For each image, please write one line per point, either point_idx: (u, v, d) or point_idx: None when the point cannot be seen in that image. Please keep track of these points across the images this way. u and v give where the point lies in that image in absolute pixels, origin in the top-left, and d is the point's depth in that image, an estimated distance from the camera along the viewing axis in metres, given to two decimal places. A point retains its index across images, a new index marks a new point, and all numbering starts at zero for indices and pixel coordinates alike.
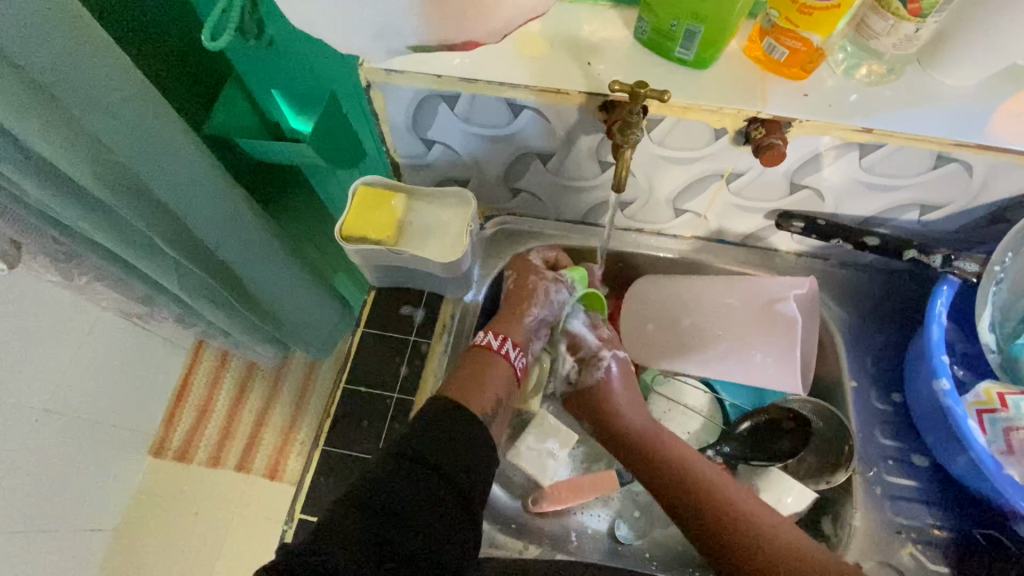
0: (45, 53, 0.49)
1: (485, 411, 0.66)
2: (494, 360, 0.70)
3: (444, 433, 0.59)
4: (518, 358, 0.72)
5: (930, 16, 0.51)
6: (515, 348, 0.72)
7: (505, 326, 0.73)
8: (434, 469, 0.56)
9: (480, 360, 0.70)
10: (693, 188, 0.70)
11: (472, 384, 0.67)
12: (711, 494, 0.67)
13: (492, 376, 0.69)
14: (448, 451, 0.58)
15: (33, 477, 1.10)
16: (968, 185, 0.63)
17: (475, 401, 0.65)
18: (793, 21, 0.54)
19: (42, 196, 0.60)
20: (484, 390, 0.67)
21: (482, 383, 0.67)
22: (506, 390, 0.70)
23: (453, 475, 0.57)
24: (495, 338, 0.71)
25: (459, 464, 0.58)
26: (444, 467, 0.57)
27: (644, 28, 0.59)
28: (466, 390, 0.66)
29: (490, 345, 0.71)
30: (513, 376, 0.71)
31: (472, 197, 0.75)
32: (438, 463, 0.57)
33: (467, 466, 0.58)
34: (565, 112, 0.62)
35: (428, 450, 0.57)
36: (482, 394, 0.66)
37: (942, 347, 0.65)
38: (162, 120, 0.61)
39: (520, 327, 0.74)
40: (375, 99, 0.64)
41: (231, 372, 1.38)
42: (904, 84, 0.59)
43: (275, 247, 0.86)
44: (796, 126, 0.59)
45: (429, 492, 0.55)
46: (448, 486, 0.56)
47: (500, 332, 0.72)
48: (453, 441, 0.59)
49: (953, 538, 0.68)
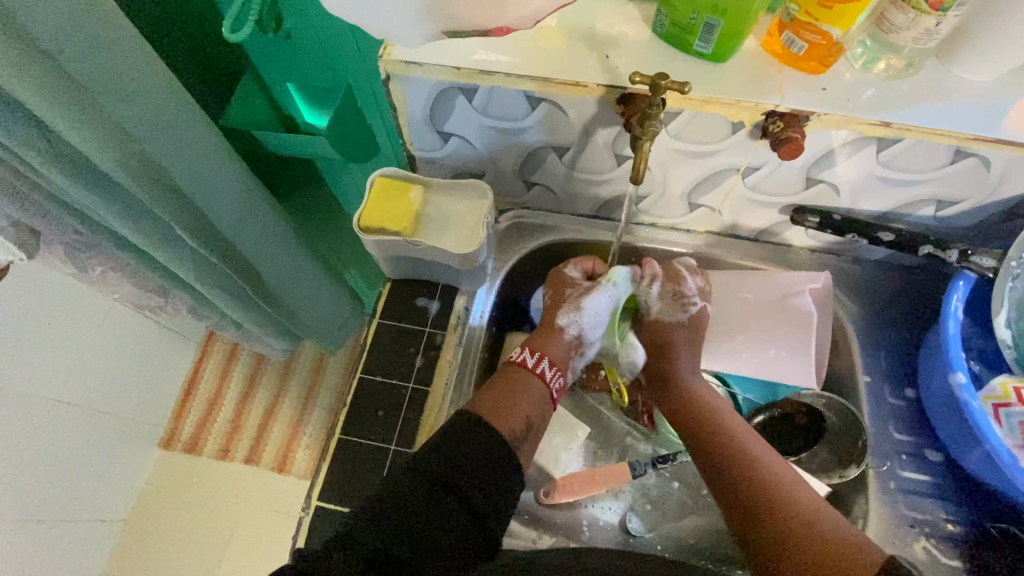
0: (75, 43, 0.50)
1: (514, 434, 0.61)
2: (530, 379, 0.67)
3: (468, 443, 0.57)
4: (556, 377, 0.68)
5: (951, 10, 0.51)
6: (552, 368, 0.68)
7: (541, 343, 0.70)
8: (450, 487, 0.54)
9: (514, 379, 0.66)
10: (708, 182, 0.71)
11: (503, 403, 0.63)
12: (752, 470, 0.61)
13: (526, 400, 0.64)
14: (470, 465, 0.56)
15: (46, 467, 1.11)
16: (986, 180, 0.63)
17: (506, 421, 0.61)
18: (812, 14, 0.54)
19: (68, 185, 0.62)
20: (515, 410, 0.62)
21: (514, 403, 0.63)
22: (541, 413, 0.65)
23: (469, 492, 0.55)
24: (530, 356, 0.68)
25: (478, 481, 0.55)
26: (459, 482, 0.55)
27: (663, 22, 0.59)
28: (496, 408, 0.62)
29: (525, 363, 0.67)
30: (548, 398, 0.67)
31: (488, 189, 0.76)
32: (453, 479, 0.55)
33: (485, 482, 0.56)
34: (583, 105, 0.62)
35: (445, 464, 0.55)
36: (511, 415, 0.62)
37: (958, 341, 0.65)
38: (182, 107, 0.62)
39: (559, 344, 0.70)
40: (394, 91, 0.65)
41: (241, 365, 1.39)
42: (922, 79, 0.59)
43: (289, 239, 0.86)
44: (813, 120, 0.59)
45: (444, 510, 0.53)
46: (463, 504, 0.54)
47: (540, 351, 0.69)
48: (480, 453, 0.57)
49: (965, 532, 0.68)
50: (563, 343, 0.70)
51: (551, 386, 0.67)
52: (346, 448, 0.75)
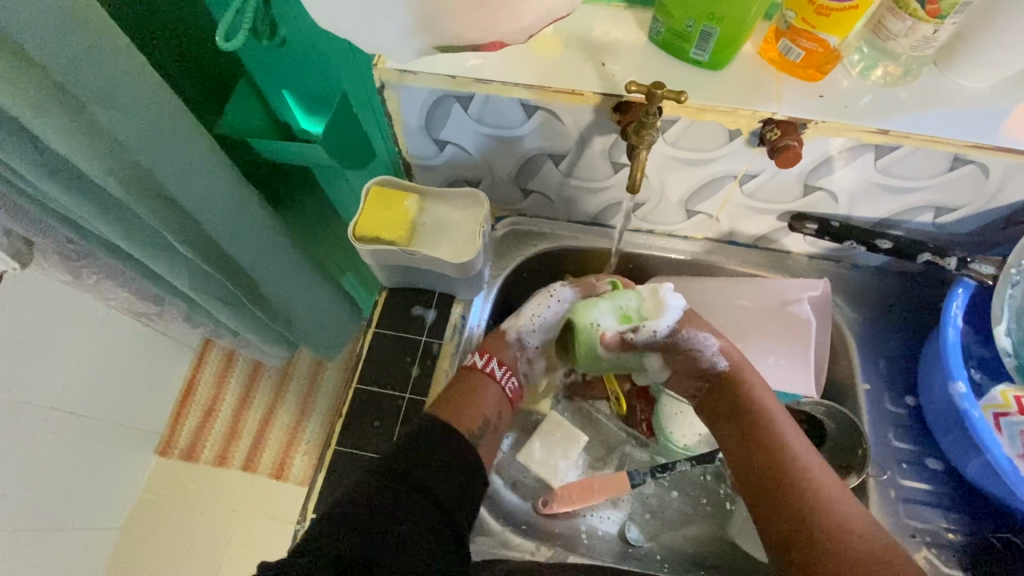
0: (67, 53, 0.50)
1: (473, 430, 0.64)
2: (479, 378, 0.68)
3: (428, 442, 0.61)
4: (507, 377, 0.70)
5: (949, 18, 0.51)
6: (502, 367, 0.69)
7: (493, 345, 0.71)
8: (412, 479, 0.57)
9: (465, 378, 0.68)
10: (705, 190, 0.70)
11: (452, 401, 0.66)
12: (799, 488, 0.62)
13: (484, 399, 0.67)
14: (434, 462, 0.59)
15: (40, 476, 1.10)
16: (984, 187, 0.62)
17: (462, 419, 0.64)
18: (809, 22, 0.54)
19: (59, 195, 0.61)
20: (471, 412, 0.65)
21: (468, 404, 0.66)
22: (495, 411, 0.67)
23: (432, 486, 0.58)
24: (481, 358, 0.69)
25: (440, 476, 0.59)
26: (420, 475, 0.58)
27: (659, 29, 0.59)
28: (449, 407, 0.65)
29: (473, 364, 0.69)
30: (504, 396, 0.69)
31: (485, 197, 0.76)
32: (417, 475, 0.58)
33: (448, 480, 0.59)
34: (579, 113, 0.62)
35: (408, 462, 0.59)
36: (464, 413, 0.65)
37: (958, 349, 0.65)
38: (177, 117, 0.62)
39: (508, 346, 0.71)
40: (390, 99, 0.65)
41: (238, 371, 1.38)
42: (920, 85, 0.59)
43: (285, 246, 0.86)
44: (811, 128, 0.58)
45: (411, 505, 0.55)
46: (427, 494, 0.57)
47: (489, 352, 0.70)
48: (444, 454, 0.60)
49: (967, 542, 0.67)
50: (514, 347, 0.71)
51: (503, 385, 0.69)
52: (343, 459, 0.75)
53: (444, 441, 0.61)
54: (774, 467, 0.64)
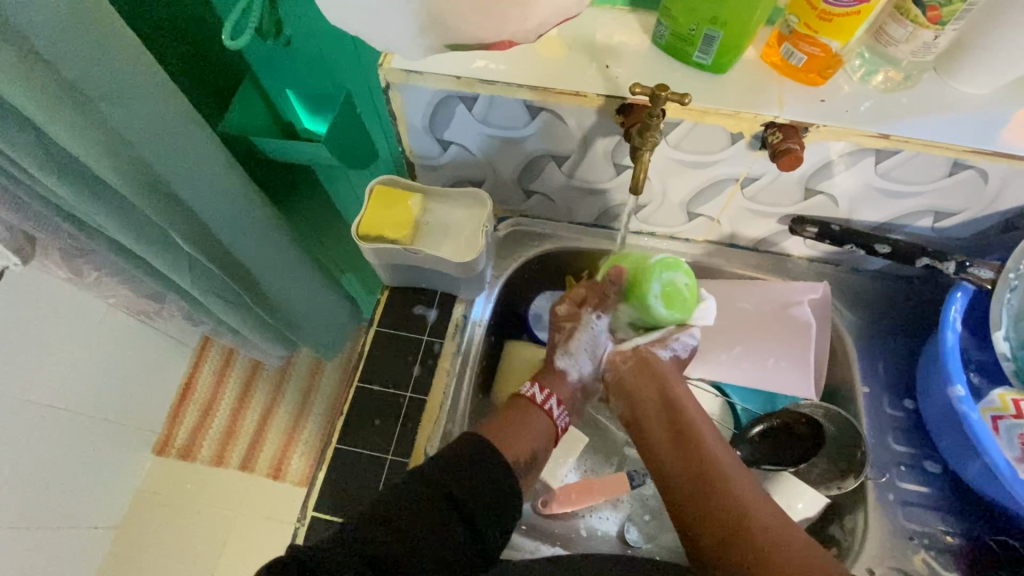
0: (72, 46, 0.50)
1: (517, 462, 0.63)
2: (537, 414, 0.68)
3: (476, 466, 0.57)
4: (562, 416, 0.69)
5: (949, 24, 0.51)
6: (560, 407, 0.69)
7: (550, 380, 0.71)
8: (451, 499, 0.55)
9: (522, 414, 0.67)
10: (707, 192, 0.71)
11: (512, 436, 0.64)
12: (721, 510, 0.61)
13: (532, 432, 0.66)
14: (477, 487, 0.56)
15: (38, 473, 1.09)
16: (983, 193, 0.63)
17: (514, 451, 0.63)
18: (812, 27, 0.54)
19: (65, 194, 0.61)
20: (520, 443, 0.64)
21: (520, 437, 0.65)
22: (546, 447, 0.66)
23: (471, 514, 0.55)
24: (540, 392, 0.69)
25: (481, 501, 0.55)
26: (460, 496, 0.55)
27: (663, 33, 0.60)
28: (505, 438, 0.64)
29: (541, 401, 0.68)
30: (552, 434, 0.67)
31: (487, 197, 0.76)
32: (458, 498, 0.55)
33: (490, 507, 0.56)
34: (584, 114, 0.62)
35: (452, 487, 0.55)
36: (517, 446, 0.64)
37: (955, 352, 0.66)
38: (185, 115, 0.63)
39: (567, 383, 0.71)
40: (394, 99, 0.65)
41: (236, 371, 1.38)
42: (920, 91, 0.60)
43: (286, 244, 0.86)
44: (812, 131, 0.59)
45: (446, 527, 0.53)
46: (464, 517, 0.54)
47: (549, 387, 0.70)
48: (488, 481, 0.56)
49: (965, 545, 0.68)
50: (570, 386, 0.71)
51: (556, 424, 0.68)
52: (343, 457, 0.75)
53: (489, 460, 0.57)
54: (702, 472, 0.64)
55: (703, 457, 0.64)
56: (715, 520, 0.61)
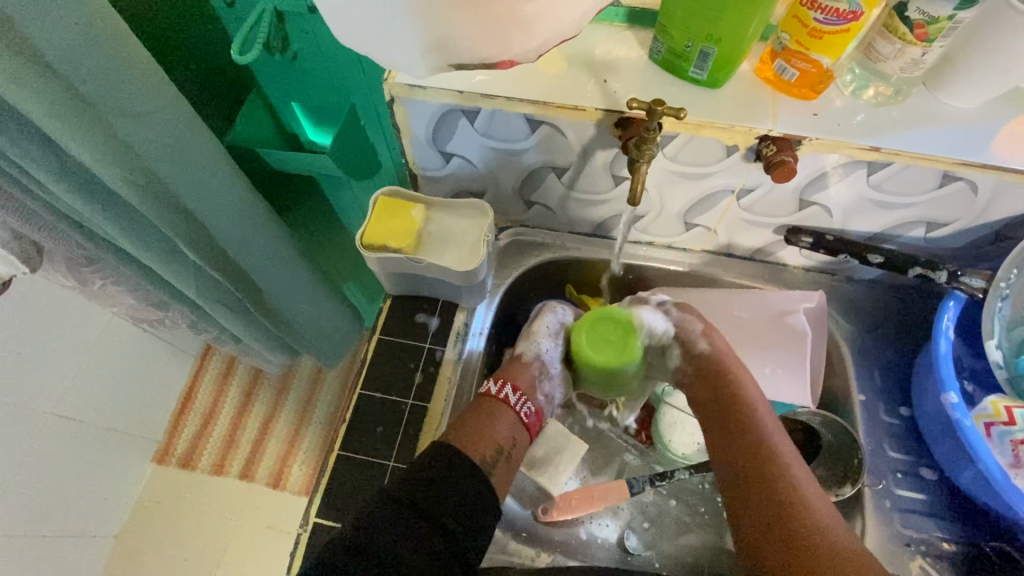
0: (86, 63, 0.51)
1: (483, 459, 0.62)
2: (495, 407, 0.67)
3: (446, 473, 0.60)
4: (523, 403, 0.69)
5: (936, 41, 0.53)
6: (517, 392, 0.69)
7: (508, 371, 0.71)
8: (419, 508, 0.57)
9: (482, 409, 0.67)
10: (704, 203, 0.72)
11: (473, 431, 0.64)
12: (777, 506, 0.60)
13: (497, 427, 0.66)
14: (447, 496, 0.58)
15: (38, 482, 1.10)
16: (974, 203, 0.64)
17: (476, 447, 0.63)
18: (803, 44, 0.56)
19: (77, 204, 0.63)
20: (483, 436, 0.64)
21: (483, 434, 0.64)
22: (512, 438, 0.66)
23: (441, 519, 0.57)
24: (495, 384, 0.69)
25: (450, 505, 0.58)
26: (427, 505, 0.57)
27: (659, 49, 0.62)
28: (467, 434, 0.64)
29: (497, 398, 0.68)
30: (519, 423, 0.68)
31: (489, 207, 0.77)
32: (428, 507, 0.57)
33: (461, 511, 0.58)
34: (582, 127, 0.64)
35: (422, 496, 0.58)
36: (483, 440, 0.63)
37: (949, 360, 0.67)
38: (192, 127, 0.64)
39: (526, 373, 0.71)
40: (398, 113, 0.67)
41: (237, 379, 1.39)
42: (910, 105, 0.61)
43: (289, 254, 0.87)
44: (805, 145, 0.61)
45: (416, 534, 0.55)
46: (434, 526, 0.56)
47: (504, 377, 0.70)
48: (457, 488, 0.59)
49: (962, 551, 0.68)
50: (530, 370, 0.71)
51: (518, 412, 0.68)
52: (345, 464, 0.76)
53: (454, 466, 0.60)
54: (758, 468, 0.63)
55: (764, 455, 0.63)
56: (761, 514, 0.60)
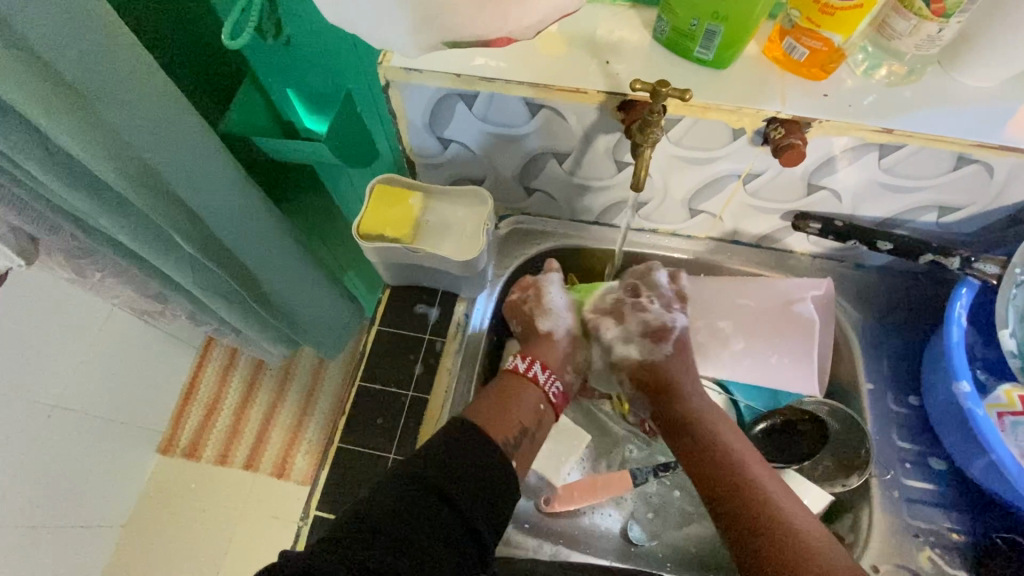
0: (71, 48, 0.49)
1: (507, 440, 0.62)
2: (523, 386, 0.67)
3: (464, 448, 0.59)
4: (551, 382, 0.69)
5: (954, 17, 0.51)
6: (545, 370, 0.69)
7: (536, 349, 0.71)
8: (442, 493, 0.55)
9: (509, 386, 0.67)
10: (710, 189, 0.70)
11: (500, 411, 0.64)
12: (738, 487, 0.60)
13: (521, 406, 0.65)
14: (467, 475, 0.57)
15: (42, 473, 1.10)
16: (989, 187, 0.62)
17: (502, 427, 0.62)
18: (814, 21, 0.54)
19: (67, 194, 0.61)
20: (508, 416, 0.63)
21: (507, 411, 0.64)
22: (536, 419, 0.66)
23: (461, 500, 0.55)
24: (522, 362, 0.69)
25: (472, 490, 0.56)
26: (451, 490, 0.55)
27: (664, 28, 0.59)
28: (490, 414, 0.63)
29: (524, 373, 0.68)
30: (546, 402, 0.68)
31: (489, 196, 0.76)
32: (447, 488, 0.55)
33: (482, 497, 0.56)
34: (584, 111, 0.62)
35: (444, 475, 0.56)
36: (506, 420, 0.63)
37: (961, 348, 0.65)
38: (183, 115, 0.62)
39: (555, 350, 0.71)
40: (394, 97, 0.65)
41: (240, 371, 1.39)
42: (924, 84, 0.59)
43: (286, 243, 0.86)
44: (815, 126, 0.58)
45: (439, 521, 0.53)
46: (458, 514, 0.55)
47: (531, 355, 0.70)
48: (476, 468, 0.58)
49: (971, 542, 0.67)
50: (559, 346, 0.71)
51: (546, 391, 0.68)
52: (346, 456, 0.75)
53: (479, 449, 0.59)
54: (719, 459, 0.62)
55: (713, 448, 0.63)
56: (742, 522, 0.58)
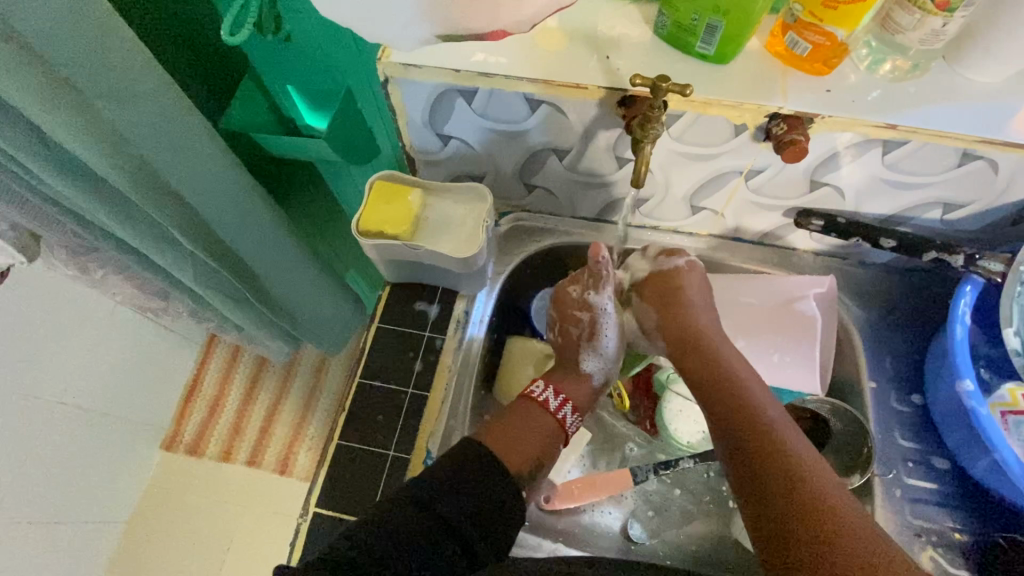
0: (67, 45, 0.49)
1: (521, 472, 0.62)
2: (542, 416, 0.67)
3: (466, 474, 0.58)
4: (574, 423, 0.70)
5: (958, 11, 0.50)
6: (574, 414, 0.70)
7: (566, 383, 0.71)
8: (440, 513, 0.55)
9: (532, 413, 0.67)
10: (712, 185, 0.70)
11: (518, 439, 0.64)
12: (777, 454, 0.55)
13: (536, 436, 0.66)
14: (467, 497, 0.56)
15: (46, 469, 1.10)
16: (994, 184, 0.62)
17: (518, 458, 0.63)
18: (817, 15, 0.53)
19: (68, 191, 0.61)
20: (525, 446, 0.64)
21: (524, 441, 0.64)
22: (548, 455, 0.66)
23: (460, 521, 0.55)
24: (554, 397, 0.69)
25: (472, 511, 0.56)
26: (449, 511, 0.55)
27: (664, 23, 0.59)
28: (511, 443, 0.63)
29: (544, 402, 0.68)
30: (561, 440, 0.68)
31: (488, 192, 0.75)
32: (444, 508, 0.55)
33: (483, 520, 0.56)
34: (584, 107, 0.62)
35: (443, 496, 0.56)
36: (523, 451, 0.63)
37: (965, 346, 0.65)
38: (183, 113, 0.62)
39: (584, 389, 0.72)
40: (393, 93, 0.65)
41: (242, 367, 1.39)
42: (929, 79, 0.58)
43: (287, 240, 0.86)
44: (818, 122, 0.58)
45: (435, 541, 0.53)
46: (455, 533, 0.54)
47: (564, 393, 0.70)
48: (477, 492, 0.57)
49: (974, 542, 0.67)
50: (588, 387, 0.72)
51: (567, 433, 0.69)
52: (346, 453, 0.75)
53: (482, 470, 0.59)
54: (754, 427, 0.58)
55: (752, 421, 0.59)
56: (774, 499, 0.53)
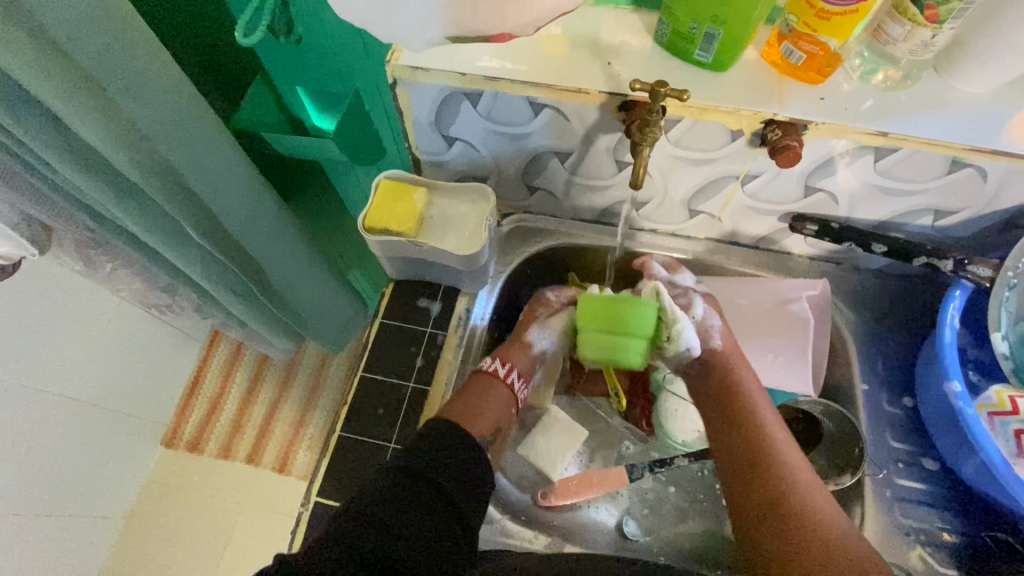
0: (89, 43, 0.51)
1: (482, 435, 0.67)
2: (496, 386, 0.71)
3: (441, 440, 0.62)
4: (522, 386, 0.74)
5: (946, 23, 0.52)
6: (520, 377, 0.73)
7: (510, 352, 0.75)
8: (425, 476, 0.58)
9: (483, 384, 0.71)
10: (709, 190, 0.72)
11: (474, 409, 0.68)
12: (767, 487, 0.63)
13: (492, 403, 0.70)
14: (450, 464, 0.60)
15: (48, 461, 1.12)
16: (983, 190, 0.63)
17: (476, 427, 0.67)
18: (811, 25, 0.55)
19: (84, 184, 0.63)
20: (483, 416, 0.68)
21: (481, 412, 0.68)
22: (507, 417, 0.71)
23: (444, 482, 0.58)
24: (500, 365, 0.73)
25: (452, 472, 0.59)
26: (433, 473, 0.58)
27: (664, 31, 0.61)
28: (466, 414, 0.68)
29: (495, 373, 0.72)
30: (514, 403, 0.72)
31: (491, 192, 0.78)
32: (429, 473, 0.58)
33: (461, 477, 0.60)
34: (585, 110, 0.63)
35: (429, 464, 0.59)
36: (482, 418, 0.68)
37: (953, 349, 0.66)
38: (197, 111, 0.64)
39: (527, 355, 0.75)
40: (401, 96, 0.67)
41: (244, 364, 1.40)
42: (920, 89, 0.60)
43: (293, 238, 0.88)
44: (811, 129, 0.60)
45: (421, 500, 0.56)
46: (440, 492, 0.58)
47: (507, 360, 0.74)
48: (456, 458, 0.61)
49: (962, 542, 0.68)
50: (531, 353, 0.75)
51: (516, 394, 0.73)
52: (347, 446, 0.77)
53: (456, 440, 0.62)
54: (758, 465, 0.65)
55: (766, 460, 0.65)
56: (757, 510, 0.63)
